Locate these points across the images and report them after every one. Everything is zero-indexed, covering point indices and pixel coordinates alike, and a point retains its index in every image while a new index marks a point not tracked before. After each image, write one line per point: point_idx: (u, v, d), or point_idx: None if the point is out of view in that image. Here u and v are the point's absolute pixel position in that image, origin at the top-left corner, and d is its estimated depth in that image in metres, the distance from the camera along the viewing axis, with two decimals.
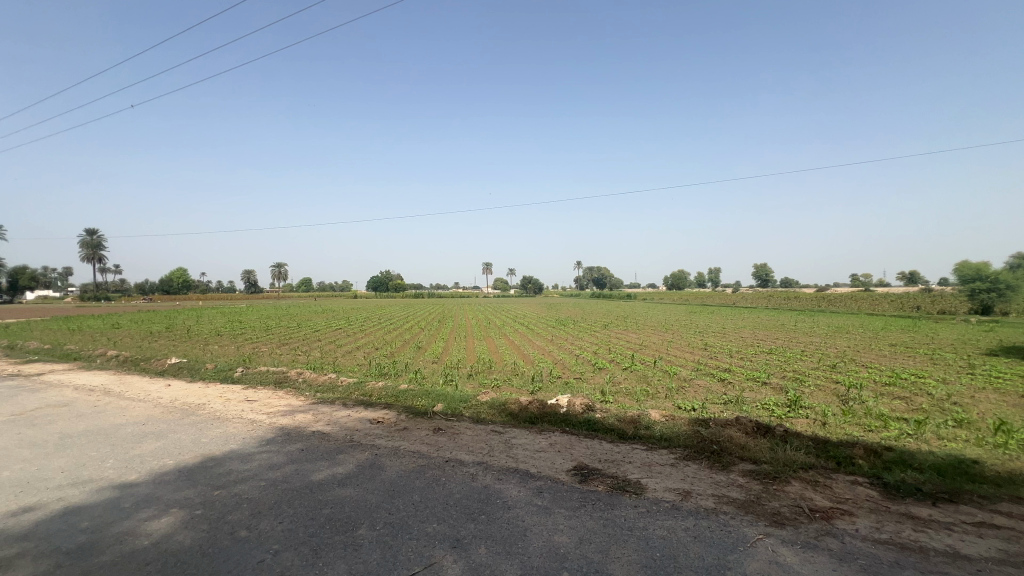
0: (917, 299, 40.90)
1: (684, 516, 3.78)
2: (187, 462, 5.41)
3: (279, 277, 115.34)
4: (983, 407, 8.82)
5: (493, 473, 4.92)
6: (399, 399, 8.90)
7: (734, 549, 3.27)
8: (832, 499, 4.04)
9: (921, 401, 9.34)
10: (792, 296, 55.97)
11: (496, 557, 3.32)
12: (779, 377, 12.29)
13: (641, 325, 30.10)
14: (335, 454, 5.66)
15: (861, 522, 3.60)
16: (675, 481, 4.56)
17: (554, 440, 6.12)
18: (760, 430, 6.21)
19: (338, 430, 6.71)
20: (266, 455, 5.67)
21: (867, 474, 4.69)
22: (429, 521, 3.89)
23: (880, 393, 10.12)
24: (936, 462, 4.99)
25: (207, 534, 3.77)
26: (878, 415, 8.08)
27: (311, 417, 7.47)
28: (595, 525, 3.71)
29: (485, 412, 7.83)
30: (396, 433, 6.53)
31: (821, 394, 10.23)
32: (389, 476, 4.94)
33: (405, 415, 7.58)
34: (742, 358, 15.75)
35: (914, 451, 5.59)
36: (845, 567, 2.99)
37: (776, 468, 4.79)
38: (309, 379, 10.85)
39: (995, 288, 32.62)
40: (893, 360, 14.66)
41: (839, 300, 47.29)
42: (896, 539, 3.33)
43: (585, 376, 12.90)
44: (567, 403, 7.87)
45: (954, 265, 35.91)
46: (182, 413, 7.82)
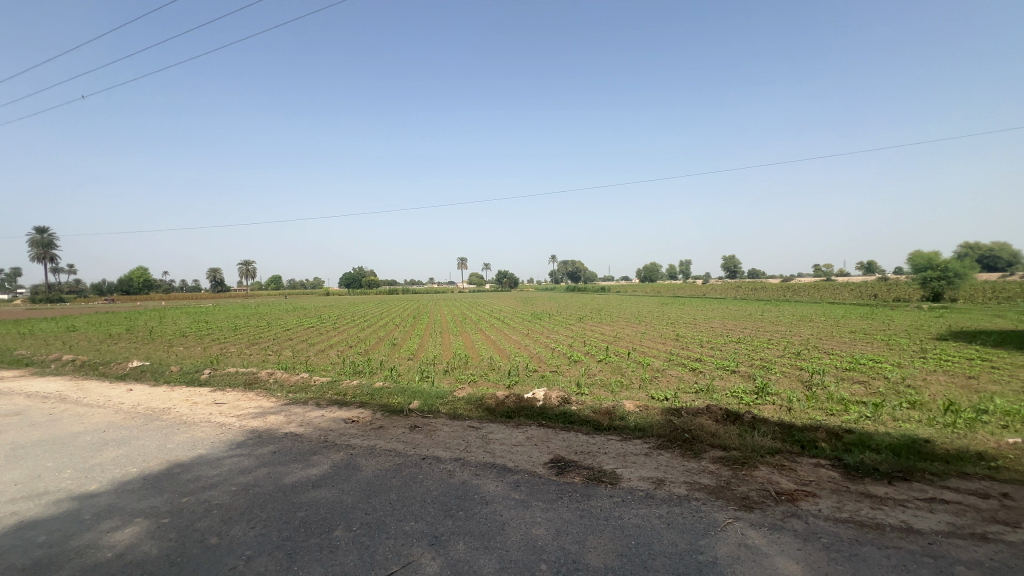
0: (874, 287, 42.90)
1: (657, 504, 3.88)
2: (152, 470, 5.21)
3: (247, 275, 111.92)
4: (935, 389, 9.36)
5: (470, 469, 4.92)
6: (375, 397, 8.79)
7: (705, 534, 3.38)
8: (797, 482, 4.21)
9: (879, 384, 9.83)
10: (758, 286, 57.73)
11: (474, 553, 3.34)
12: (747, 364, 12.75)
13: (614, 318, 30.47)
14: (309, 455, 5.57)
15: (823, 503, 3.76)
16: (650, 470, 4.66)
17: (530, 433, 6.17)
18: (730, 417, 6.41)
19: (311, 430, 6.60)
20: (236, 459, 5.51)
21: (829, 457, 4.91)
22: (407, 519, 3.87)
23: (841, 378, 10.59)
24: (892, 443, 5.28)
25: (175, 542, 3.66)
26: (839, 400, 8.49)
27: (284, 418, 7.32)
28: (572, 517, 3.76)
29: (462, 407, 7.83)
30: (372, 432, 6.46)
31: (786, 380, 10.66)
32: (365, 475, 4.88)
33: (381, 413, 7.50)
34: (712, 347, 16.21)
35: (872, 433, 5.89)
36: (810, 547, 3.12)
37: (744, 454, 4.97)
38: (280, 379, 10.60)
39: (946, 276, 34.55)
40: (853, 346, 15.40)
41: (802, 290, 49.11)
42: (856, 517, 3.51)
43: (561, 369, 13.06)
44: (544, 396, 7.94)
45: (909, 254, 37.87)
46: (146, 418, 7.53)
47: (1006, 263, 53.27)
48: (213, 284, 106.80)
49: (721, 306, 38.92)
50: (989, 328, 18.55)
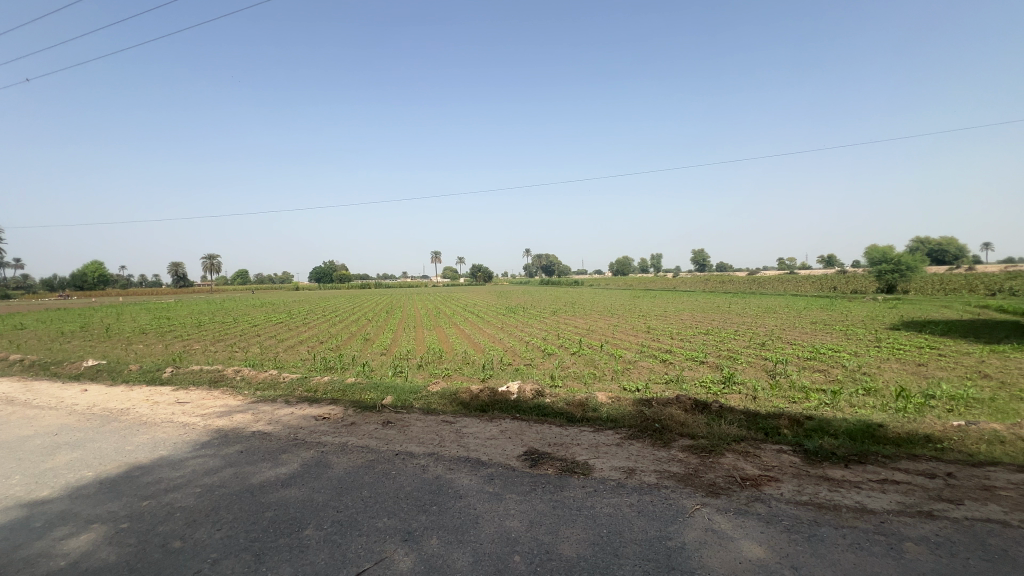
0: (833, 279, 44.92)
1: (628, 493, 3.96)
2: (110, 473, 4.98)
3: (212, 270, 107.98)
4: (887, 376, 9.90)
5: (444, 463, 4.91)
6: (347, 393, 8.66)
7: (674, 520, 3.48)
8: (761, 468, 4.37)
9: (837, 372, 10.33)
10: (726, 278, 59.53)
11: (448, 547, 3.33)
12: (715, 355, 13.16)
13: (587, 311, 30.82)
14: (278, 454, 5.43)
15: (785, 487, 3.93)
16: (621, 460, 4.75)
17: (505, 427, 6.19)
18: (698, 407, 6.60)
19: (280, 429, 6.43)
20: (200, 460, 5.32)
21: (790, 443, 5.12)
22: (380, 516, 3.84)
23: (802, 367, 11.06)
24: (848, 428, 5.55)
25: (135, 548, 3.51)
26: (801, 388, 8.86)
27: (251, 417, 7.10)
28: (545, 508, 3.81)
29: (436, 402, 7.78)
30: (343, 429, 6.34)
31: (752, 370, 11.05)
32: (337, 473, 4.81)
33: (353, 410, 7.38)
34: (681, 339, 16.64)
35: (831, 419, 6.16)
36: (771, 529, 3.26)
37: (711, 442, 5.12)
38: (247, 377, 10.27)
39: (899, 269, 36.59)
40: (813, 336, 16.12)
41: (767, 283, 50.90)
42: (815, 499, 3.67)
43: (535, 362, 13.16)
44: (518, 389, 7.99)
45: (866, 248, 39.44)
46: (103, 419, 7.18)
47: (952, 257, 56.73)
48: (174, 280, 102.13)
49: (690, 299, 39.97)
50: (936, 317, 19.73)
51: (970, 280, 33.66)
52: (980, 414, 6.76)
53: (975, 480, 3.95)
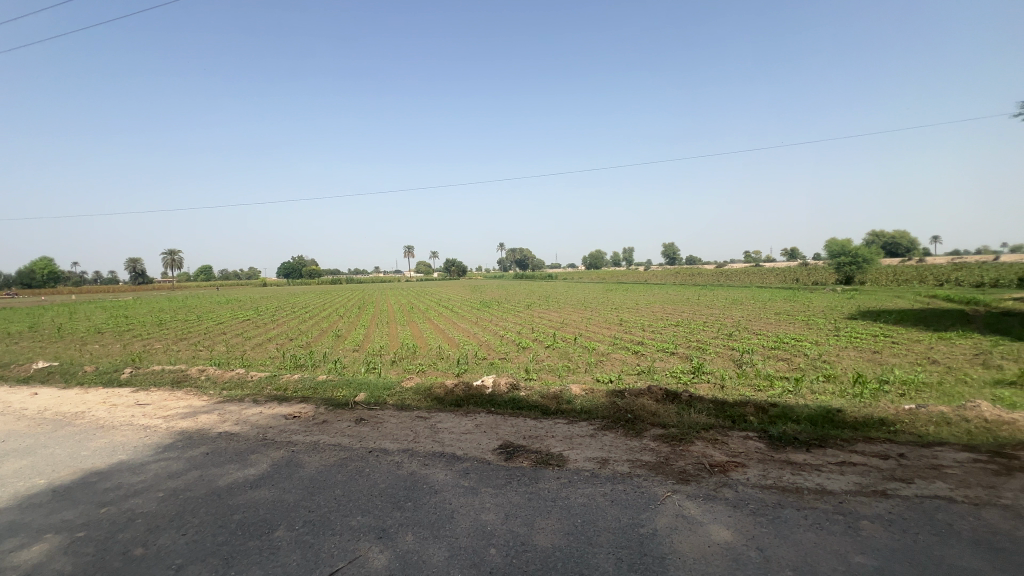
0: (795, 272, 46.76)
1: (602, 483, 4.03)
2: (65, 480, 4.75)
3: (173, 266, 103.54)
4: (845, 363, 10.41)
5: (419, 459, 4.88)
6: (319, 391, 8.50)
7: (646, 507, 3.56)
8: (729, 454, 4.52)
9: (799, 360, 10.78)
10: (695, 272, 61.10)
11: (423, 542, 3.32)
12: (685, 346, 13.53)
13: (561, 304, 31.13)
14: (246, 455, 5.28)
15: (751, 472, 4.07)
16: (595, 450, 4.82)
17: (480, 421, 6.20)
18: (669, 397, 6.77)
19: (248, 429, 6.25)
20: (162, 463, 5.12)
21: (756, 429, 5.31)
22: (353, 514, 3.78)
23: (767, 356, 11.48)
24: (810, 414, 5.80)
25: (93, 557, 3.36)
26: (766, 376, 9.23)
27: (217, 417, 6.87)
28: (521, 500, 3.84)
29: (410, 397, 7.73)
30: (315, 427, 6.22)
31: (720, 360, 11.42)
32: (309, 472, 4.71)
33: (325, 407, 7.25)
34: (652, 331, 17.02)
35: (793, 406, 6.43)
36: (738, 513, 3.37)
37: (681, 431, 5.26)
38: (212, 376, 9.93)
39: (856, 261, 38.24)
40: (777, 326, 16.75)
41: (734, 276, 52.52)
42: (778, 483, 3.82)
43: (510, 356, 13.23)
44: (493, 383, 8.04)
45: (826, 242, 41.13)
46: (55, 424, 6.82)
47: (905, 250, 59.81)
48: (132, 276, 97.53)
49: (660, 291, 40.89)
50: (890, 307, 20.80)
51: (921, 271, 35.53)
52: (929, 397, 7.17)
53: (924, 459, 4.19)
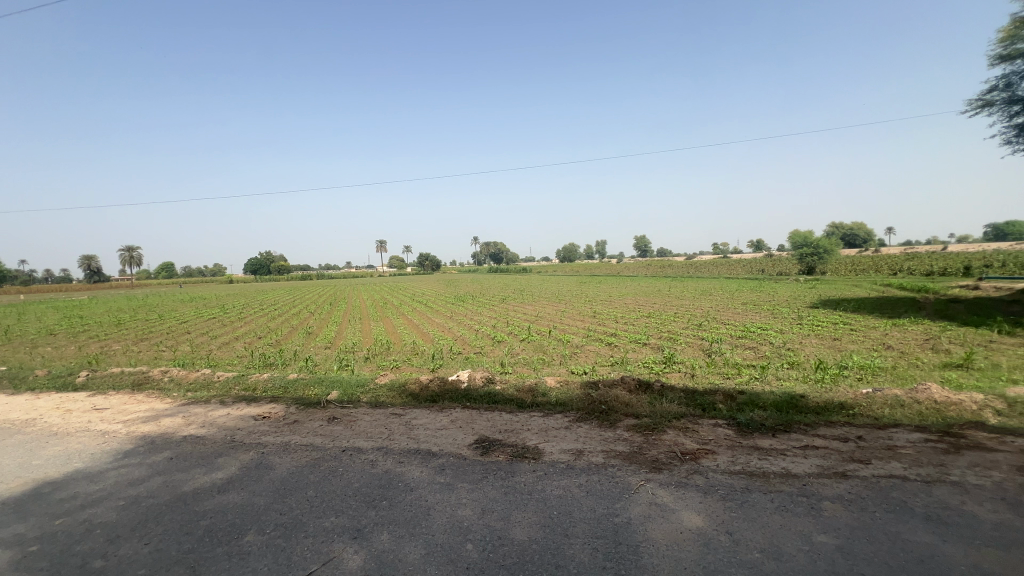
0: (761, 262, 48.29)
1: (578, 474, 4.08)
2: (15, 492, 4.49)
3: (130, 263, 98.77)
4: (808, 350, 10.84)
5: (394, 457, 4.82)
6: (289, 390, 8.30)
7: (621, 497, 3.63)
8: (699, 442, 4.64)
9: (765, 349, 11.16)
10: (666, 264, 62.35)
11: (399, 541, 3.29)
12: (657, 337, 13.81)
13: (536, 297, 31.25)
14: (213, 458, 5.11)
15: (721, 458, 4.19)
16: (570, 442, 4.88)
17: (455, 416, 6.17)
18: (642, 387, 6.90)
19: (214, 431, 6.04)
20: (122, 470, 4.90)
21: (725, 417, 5.47)
22: (327, 515, 3.72)
23: (735, 345, 11.83)
24: (775, 400, 6.01)
25: (48, 572, 3.20)
26: (734, 364, 9.51)
27: (181, 420, 6.62)
28: (497, 494, 3.85)
29: (384, 394, 7.64)
30: (286, 428, 6.07)
31: (690, 350, 11.71)
32: (279, 474, 4.60)
33: (296, 407, 7.08)
34: (625, 322, 17.30)
35: (760, 393, 6.65)
36: (709, 498, 3.47)
37: (654, 420, 5.36)
38: (175, 378, 9.55)
39: (818, 252, 39.67)
40: (744, 316, 17.28)
41: (703, 267, 53.85)
42: (746, 468, 3.94)
43: (485, 350, 13.21)
44: (468, 378, 8.03)
45: (790, 233, 42.60)
46: (3, 433, 6.42)
47: (863, 241, 62.58)
48: (86, 275, 92.61)
49: (633, 284, 41.54)
50: (849, 296, 21.72)
51: (877, 261, 37.26)
52: (885, 382, 7.53)
53: (880, 441, 4.41)
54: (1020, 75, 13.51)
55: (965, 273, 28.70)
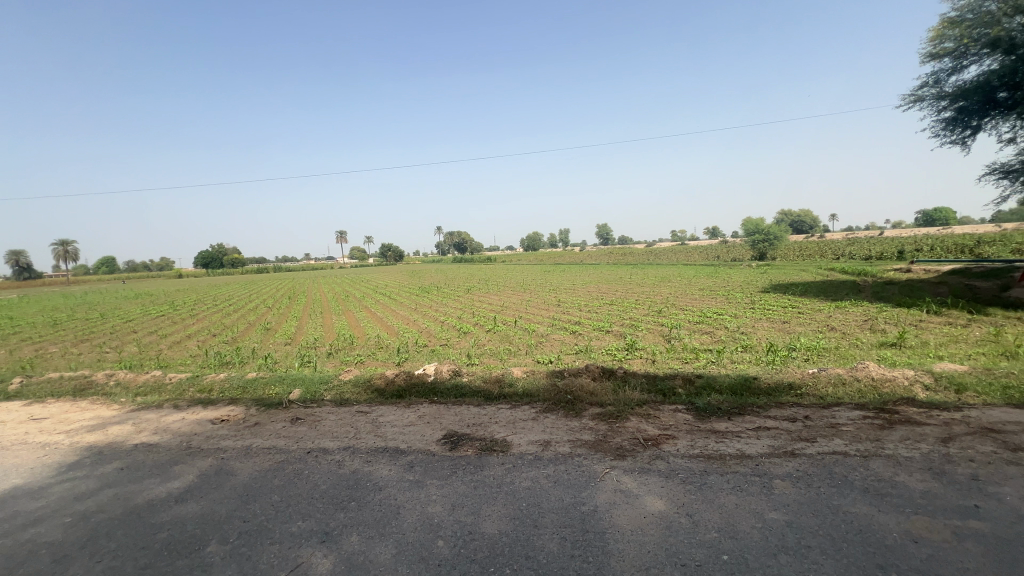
0: (717, 249, 50.26)
1: (545, 465, 4.17)
2: None
3: (63, 258, 91.81)
4: (759, 333, 11.42)
5: (361, 456, 4.78)
6: (249, 390, 8.02)
7: (587, 485, 3.74)
8: (661, 428, 4.83)
9: (720, 333, 11.67)
10: (627, 251, 63.82)
11: (369, 542, 3.28)
12: (619, 324, 14.18)
13: (500, 287, 31.30)
14: (169, 467, 4.90)
15: (681, 443, 4.38)
16: (537, 433, 4.97)
17: (423, 412, 6.15)
18: (606, 374, 7.09)
19: (168, 438, 5.78)
20: (67, 485, 4.62)
21: (684, 402, 5.70)
22: (294, 520, 3.66)
23: (692, 330, 12.32)
24: (731, 383, 6.31)
25: None
26: (692, 349, 9.92)
27: (131, 428, 6.28)
28: (467, 489, 3.89)
29: (349, 391, 7.52)
30: (246, 431, 5.87)
31: (651, 336, 12.09)
32: (242, 480, 4.47)
33: (257, 408, 6.86)
34: (588, 310, 17.64)
35: (716, 376, 6.98)
36: (670, 483, 3.64)
37: (617, 408, 5.53)
38: (122, 382, 9.02)
39: (769, 238, 41.72)
40: (701, 301, 17.97)
41: (663, 254, 55.49)
42: (704, 451, 4.15)
43: (451, 342, 13.18)
44: (435, 371, 8.03)
45: (744, 220, 44.54)
46: None
47: (809, 227, 66.18)
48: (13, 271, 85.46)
49: (595, 272, 42.28)
50: (796, 280, 22.98)
51: (821, 246, 39.54)
52: (828, 361, 8.07)
53: (824, 419, 4.73)
54: (946, 73, 14.55)
55: (899, 257, 30.89)
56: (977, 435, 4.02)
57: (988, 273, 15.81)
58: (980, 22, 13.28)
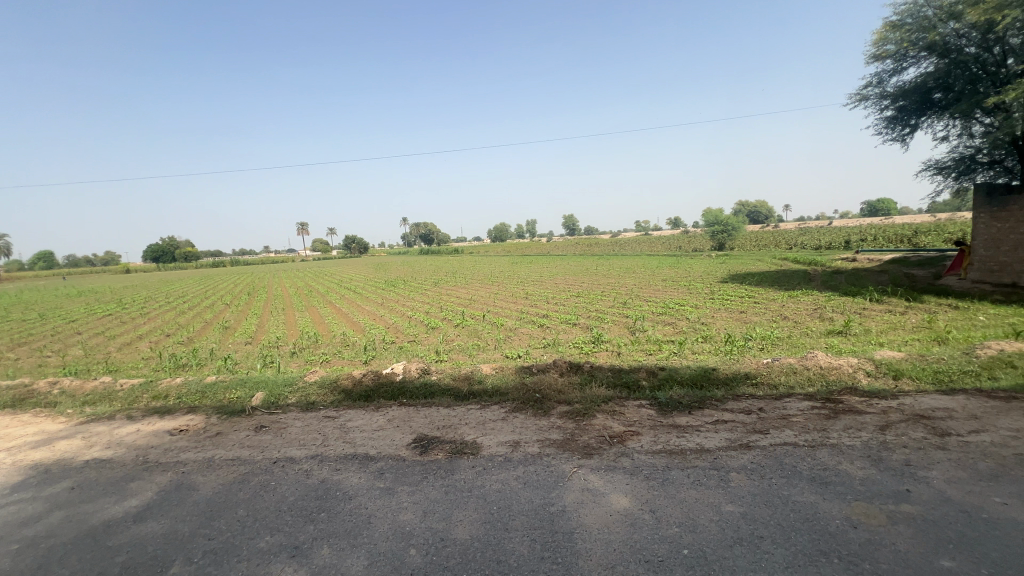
0: (678, 239, 51.80)
1: (515, 466, 4.26)
2: None
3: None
4: (719, 323, 11.91)
5: (330, 464, 4.73)
6: (208, 395, 7.75)
7: (556, 485, 3.85)
8: (626, 424, 5.00)
9: (682, 324, 12.10)
10: (593, 242, 64.81)
11: (340, 554, 3.28)
12: (586, 316, 14.45)
13: (468, 280, 31.14)
14: (125, 484, 4.70)
15: (645, 439, 4.55)
16: (507, 434, 5.05)
17: (392, 415, 6.12)
18: (573, 370, 7.25)
19: (122, 453, 5.52)
20: (11, 509, 4.36)
21: (648, 396, 5.90)
22: (262, 535, 3.60)
23: (656, 321, 12.70)
24: (692, 376, 6.58)
25: None
26: (655, 341, 10.25)
27: (80, 443, 5.97)
28: (438, 494, 3.93)
29: (316, 394, 7.39)
30: (207, 441, 5.69)
31: (616, 327, 12.40)
32: (205, 494, 4.35)
33: (218, 416, 6.65)
34: (556, 303, 17.88)
35: (678, 368, 7.25)
36: (635, 480, 3.79)
37: (584, 405, 5.67)
38: (68, 390, 8.51)
39: (727, 228, 43.31)
40: (664, 292, 18.54)
41: (627, 244, 56.66)
42: (666, 447, 4.33)
43: (419, 338, 13.10)
44: (404, 371, 7.98)
45: (704, 212, 46.04)
46: None
47: (764, 217, 69.08)
48: None
49: (562, 263, 42.76)
50: (752, 270, 23.98)
51: (776, 236, 41.36)
52: (781, 350, 8.52)
53: (776, 411, 5.01)
54: (889, 73, 15.38)
55: (846, 246, 32.75)
56: (910, 422, 4.37)
57: (924, 262, 16.98)
58: (919, 26, 14.01)
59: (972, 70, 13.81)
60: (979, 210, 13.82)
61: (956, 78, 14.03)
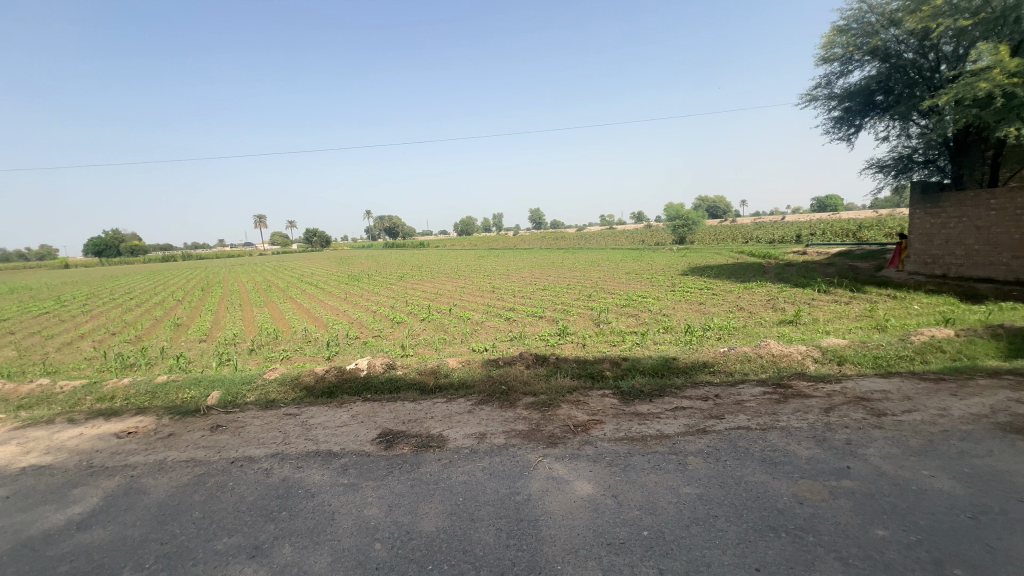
0: (641, 233, 52.96)
1: (481, 457, 4.28)
2: None
3: None
4: (679, 314, 12.29)
5: (291, 462, 4.61)
6: (159, 396, 7.38)
7: (521, 475, 3.90)
8: (589, 413, 5.11)
9: (644, 315, 12.42)
10: (558, 236, 65.47)
11: (303, 552, 3.22)
12: (552, 309, 14.60)
13: (434, 274, 30.82)
14: (67, 490, 4.43)
15: (607, 427, 4.67)
16: (473, 426, 5.06)
17: (357, 410, 6.02)
18: (539, 362, 7.31)
19: (64, 458, 5.20)
20: None
21: (611, 386, 6.05)
22: (219, 536, 3.49)
23: (619, 313, 12.98)
24: (653, 365, 6.77)
25: None
26: (619, 332, 10.48)
27: (15, 449, 5.56)
28: (404, 488, 3.91)
29: (276, 391, 7.16)
30: (159, 443, 5.43)
31: (581, 320, 12.61)
32: (157, 498, 4.16)
33: (170, 416, 6.35)
34: (522, 296, 17.97)
35: (641, 358, 7.44)
36: (598, 467, 3.89)
37: (549, 396, 5.75)
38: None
39: (687, 223, 44.66)
40: (627, 284, 18.95)
41: (592, 238, 57.54)
42: (628, 434, 4.46)
43: (384, 333, 12.91)
44: (368, 366, 7.85)
45: (666, 207, 47.31)
46: None
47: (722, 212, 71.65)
48: None
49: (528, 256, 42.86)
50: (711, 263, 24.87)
51: (733, 230, 42.99)
52: (737, 340, 8.89)
53: (732, 397, 5.23)
54: (836, 76, 16.18)
55: (797, 240, 34.42)
56: (852, 404, 4.67)
57: (867, 255, 18.06)
58: (863, 31, 14.79)
59: (909, 74, 14.71)
60: (915, 206, 14.89)
61: (895, 82, 14.92)
